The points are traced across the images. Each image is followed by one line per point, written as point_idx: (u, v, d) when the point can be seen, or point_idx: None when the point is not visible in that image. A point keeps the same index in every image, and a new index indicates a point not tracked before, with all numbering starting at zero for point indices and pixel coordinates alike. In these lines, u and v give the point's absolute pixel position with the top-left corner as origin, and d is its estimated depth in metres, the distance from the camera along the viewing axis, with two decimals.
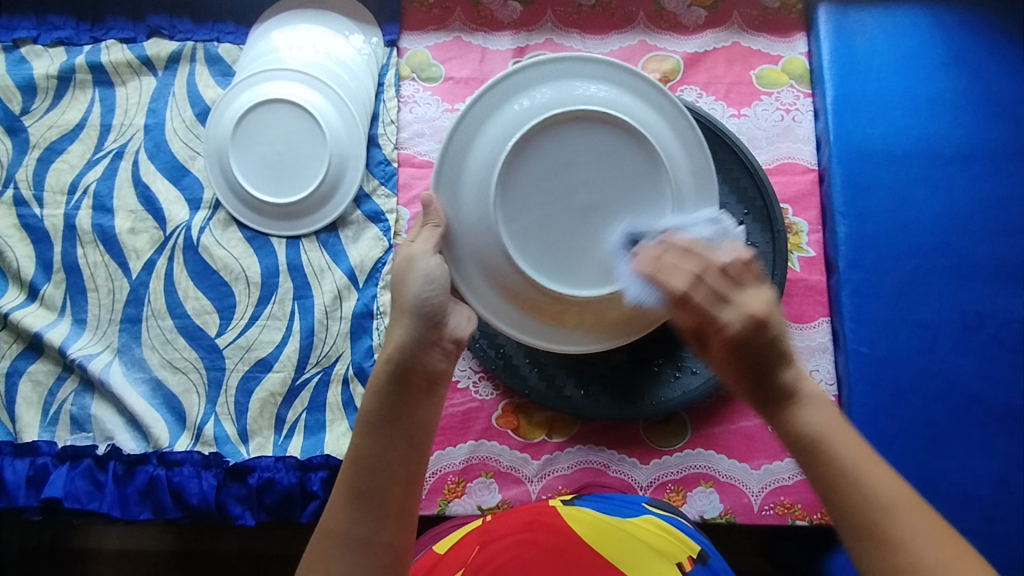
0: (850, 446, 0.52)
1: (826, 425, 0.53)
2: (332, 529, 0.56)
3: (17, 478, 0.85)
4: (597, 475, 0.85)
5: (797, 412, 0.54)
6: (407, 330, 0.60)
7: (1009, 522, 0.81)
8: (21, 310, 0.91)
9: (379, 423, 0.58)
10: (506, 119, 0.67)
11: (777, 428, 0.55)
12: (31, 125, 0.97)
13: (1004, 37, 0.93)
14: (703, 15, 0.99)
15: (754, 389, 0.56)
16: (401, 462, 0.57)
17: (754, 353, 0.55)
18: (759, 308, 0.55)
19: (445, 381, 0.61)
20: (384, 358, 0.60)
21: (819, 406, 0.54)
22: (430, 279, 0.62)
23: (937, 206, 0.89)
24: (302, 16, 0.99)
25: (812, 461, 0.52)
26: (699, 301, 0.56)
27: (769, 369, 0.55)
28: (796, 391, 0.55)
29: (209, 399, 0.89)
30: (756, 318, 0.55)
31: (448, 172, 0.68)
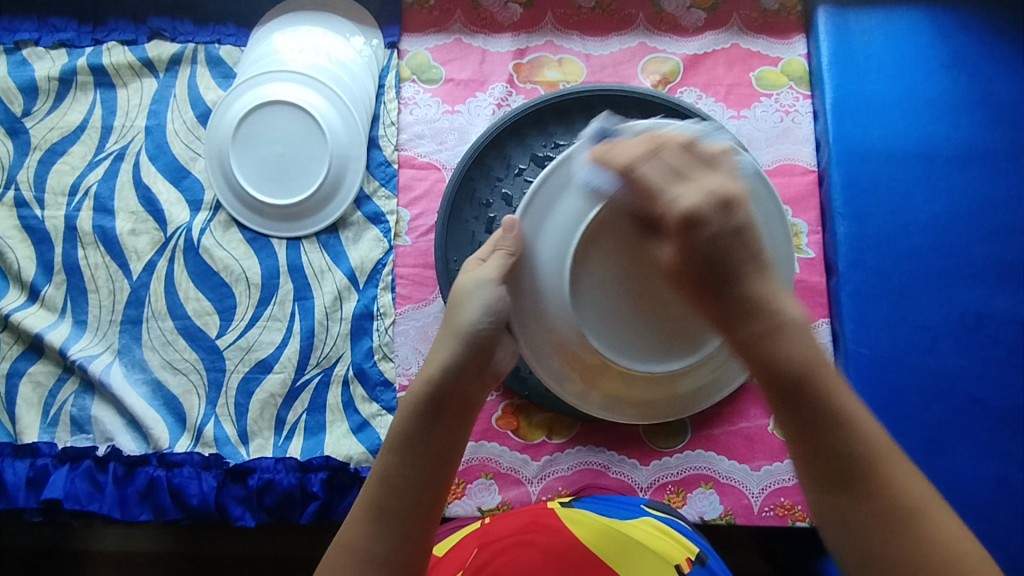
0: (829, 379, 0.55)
1: (811, 357, 0.54)
2: (352, 542, 0.57)
3: (17, 479, 0.85)
4: (596, 476, 0.84)
5: (783, 342, 0.54)
6: (454, 354, 0.61)
7: (1009, 523, 0.81)
8: (22, 311, 0.91)
9: (408, 445, 0.59)
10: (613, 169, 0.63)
11: (756, 355, 0.55)
12: (33, 127, 0.97)
13: (1003, 39, 0.93)
14: (703, 17, 0.99)
15: (722, 297, 0.55)
16: (427, 485, 0.58)
17: (721, 252, 0.54)
18: (726, 191, 0.55)
19: (478, 411, 0.63)
20: (422, 379, 0.61)
21: (802, 335, 0.55)
22: (490, 309, 0.63)
23: (937, 207, 0.89)
24: (303, 18, 0.99)
25: (796, 401, 0.54)
26: (650, 175, 0.56)
27: (740, 275, 0.55)
28: (773, 310, 0.55)
29: (209, 401, 0.89)
30: (717, 199, 0.55)
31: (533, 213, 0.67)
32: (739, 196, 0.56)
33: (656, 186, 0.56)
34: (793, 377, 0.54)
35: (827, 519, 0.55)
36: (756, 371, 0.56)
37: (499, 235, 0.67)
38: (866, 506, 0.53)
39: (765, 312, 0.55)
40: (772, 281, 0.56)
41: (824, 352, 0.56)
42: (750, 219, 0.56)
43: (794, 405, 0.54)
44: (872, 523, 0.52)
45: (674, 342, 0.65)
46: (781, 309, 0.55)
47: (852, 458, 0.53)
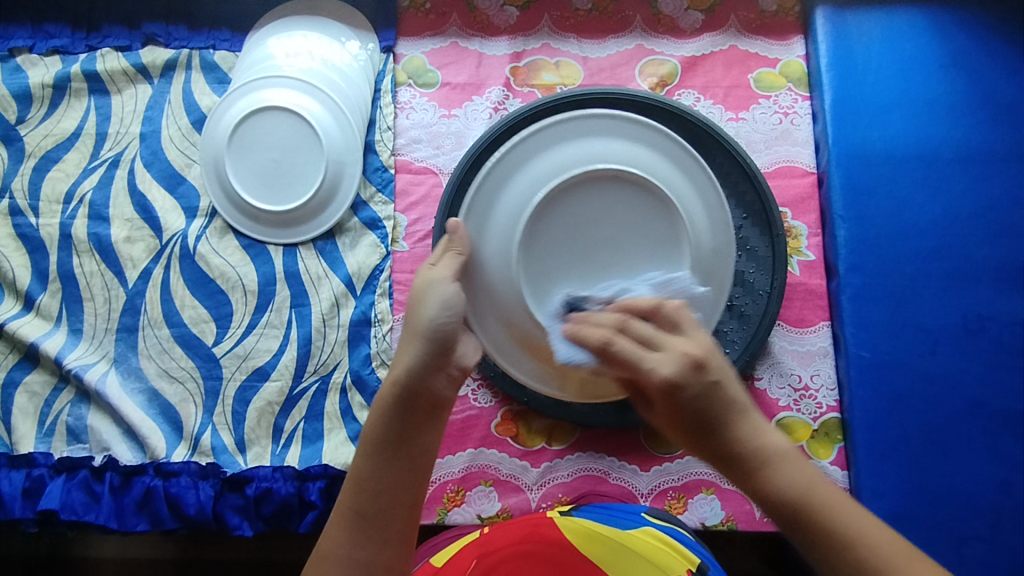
0: (835, 500, 0.53)
1: (803, 483, 0.53)
2: (332, 548, 0.58)
3: (14, 489, 0.84)
4: (597, 483, 0.84)
5: (775, 474, 0.53)
6: (418, 354, 0.60)
7: (1014, 527, 0.80)
8: (17, 320, 0.90)
9: (381, 445, 0.59)
10: (542, 165, 0.72)
11: (754, 492, 0.54)
12: (27, 134, 0.96)
13: (1003, 39, 0.93)
14: (700, 18, 0.99)
15: (707, 447, 0.55)
16: (402, 485, 0.59)
17: (698, 400, 0.54)
18: (694, 352, 0.55)
19: (449, 405, 0.61)
20: (391, 379, 0.60)
21: (789, 463, 0.54)
22: (447, 304, 0.61)
23: (937, 209, 0.89)
24: (298, 23, 0.99)
25: (810, 524, 0.52)
26: (625, 349, 0.57)
27: (723, 422, 0.54)
28: (760, 447, 0.54)
29: (206, 409, 0.88)
30: (692, 361, 0.55)
31: (477, 208, 0.73)
32: (708, 353, 0.56)
33: (634, 359, 0.56)
34: (794, 506, 0.52)
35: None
36: (760, 503, 0.54)
37: (446, 240, 0.68)
38: None
39: (751, 452, 0.54)
40: (751, 418, 0.55)
41: (819, 474, 0.54)
42: (723, 368, 0.56)
43: (804, 535, 0.52)
44: None
45: None
46: (766, 442, 0.54)
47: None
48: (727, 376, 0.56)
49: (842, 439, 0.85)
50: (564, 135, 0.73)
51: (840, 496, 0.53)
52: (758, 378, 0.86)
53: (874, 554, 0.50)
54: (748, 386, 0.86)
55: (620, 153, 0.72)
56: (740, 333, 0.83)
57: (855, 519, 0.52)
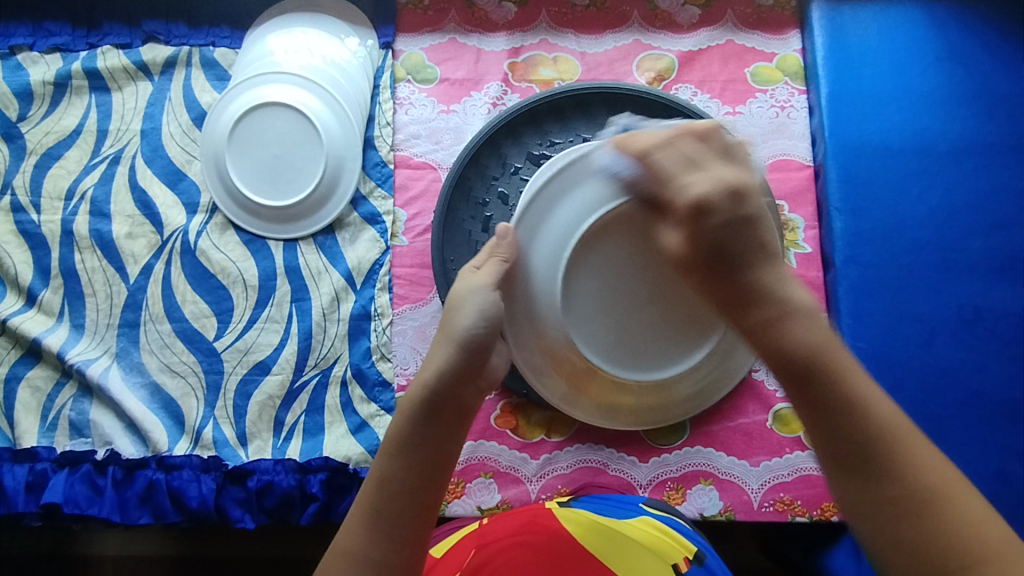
0: (846, 365, 0.55)
1: (822, 342, 0.55)
2: (347, 546, 0.58)
3: (17, 483, 0.85)
4: (596, 474, 0.84)
5: (790, 328, 0.56)
6: (450, 358, 0.63)
7: (1011, 515, 0.80)
8: (20, 315, 0.91)
9: (405, 447, 0.60)
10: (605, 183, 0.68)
11: (764, 341, 0.57)
12: (28, 132, 0.97)
13: (999, 32, 0.93)
14: (697, 13, 0.99)
15: (725, 285, 0.59)
16: (422, 489, 0.59)
17: (724, 235, 0.58)
18: (734, 184, 0.59)
19: (473, 415, 0.64)
20: (419, 383, 0.62)
21: (810, 320, 0.56)
22: (483, 313, 0.65)
23: (933, 201, 0.89)
24: (297, 20, 0.99)
25: (813, 380, 0.55)
26: (666, 164, 0.61)
27: (743, 261, 0.58)
28: (782, 298, 0.57)
29: (208, 403, 0.89)
30: (728, 189, 0.59)
31: (530, 219, 0.71)
32: (746, 189, 0.60)
33: (670, 172, 0.61)
34: (806, 359, 0.55)
35: (852, 505, 0.54)
36: (764, 353, 0.58)
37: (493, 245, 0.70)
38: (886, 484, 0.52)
39: (772, 299, 0.57)
40: (775, 269, 0.59)
41: (836, 339, 0.57)
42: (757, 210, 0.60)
43: (809, 392, 0.55)
44: (898, 508, 0.52)
45: (660, 344, 0.72)
46: (788, 296, 0.57)
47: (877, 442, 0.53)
48: (758, 214, 0.60)
49: None
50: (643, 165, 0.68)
51: (851, 364, 0.56)
52: (755, 369, 0.87)
53: (872, 425, 0.53)
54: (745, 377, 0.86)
55: None
56: None
57: (861, 386, 0.55)
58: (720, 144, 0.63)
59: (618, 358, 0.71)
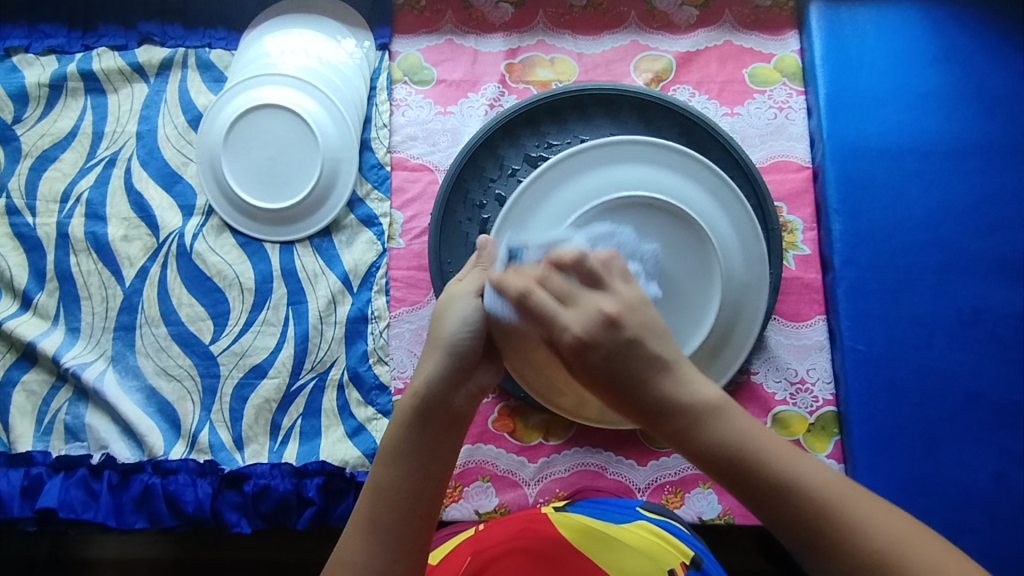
0: (769, 442, 0.47)
1: (741, 434, 0.47)
2: (344, 560, 0.56)
3: (12, 488, 0.85)
4: (594, 477, 0.84)
5: (707, 431, 0.47)
6: (438, 366, 0.57)
7: (1010, 518, 0.80)
8: (15, 318, 0.91)
9: (400, 456, 0.57)
10: (586, 183, 0.75)
11: (691, 451, 0.47)
12: (23, 134, 0.96)
13: (997, 32, 0.93)
14: (694, 14, 0.99)
15: (635, 411, 0.48)
16: (419, 499, 0.56)
17: (612, 362, 0.47)
18: (610, 309, 0.48)
19: (469, 419, 0.59)
20: (409, 391, 0.58)
21: (722, 416, 0.47)
22: (469, 320, 0.58)
23: (932, 201, 0.89)
24: (293, 21, 0.99)
25: (743, 477, 0.46)
26: (540, 304, 0.49)
27: (641, 382, 0.47)
28: (690, 401, 0.47)
29: (204, 407, 0.88)
30: (604, 318, 0.48)
31: (515, 217, 0.75)
32: (626, 311, 0.48)
33: (547, 313, 0.49)
34: (730, 457, 0.47)
35: None
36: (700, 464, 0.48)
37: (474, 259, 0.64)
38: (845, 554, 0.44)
39: (680, 407, 0.47)
40: (678, 371, 0.48)
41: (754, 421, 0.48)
42: (642, 326, 0.48)
43: (743, 490, 0.47)
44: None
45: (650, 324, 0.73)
46: (691, 396, 0.47)
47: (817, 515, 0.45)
48: (644, 330, 0.48)
49: (838, 432, 0.84)
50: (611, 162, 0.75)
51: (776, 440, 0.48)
52: (755, 372, 0.86)
53: (812, 498, 0.45)
54: (744, 379, 0.86)
55: (659, 182, 0.75)
56: None
57: (789, 463, 0.47)
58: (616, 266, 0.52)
59: None
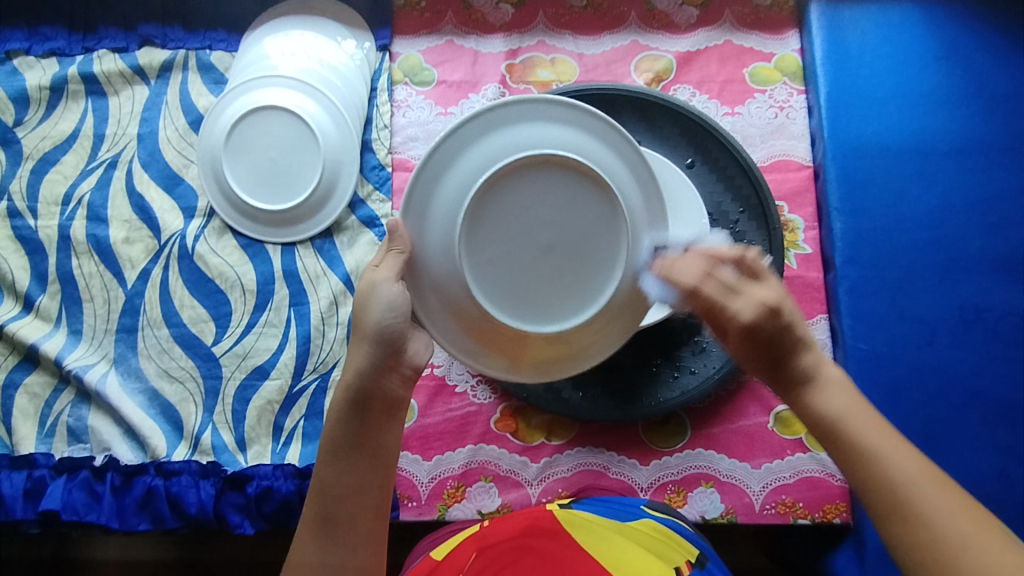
0: (868, 424, 0.54)
1: (841, 412, 0.55)
2: (302, 557, 0.58)
3: (15, 490, 0.85)
4: (597, 477, 0.84)
5: (815, 397, 0.56)
6: (368, 358, 0.59)
7: (1012, 516, 0.80)
8: (17, 321, 0.91)
9: (340, 451, 0.59)
10: (475, 155, 0.60)
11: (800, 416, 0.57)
12: (24, 137, 0.96)
13: (998, 31, 0.93)
14: (694, 14, 0.99)
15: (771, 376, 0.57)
16: (366, 487, 0.59)
17: (770, 346, 0.56)
18: (773, 300, 0.56)
19: (405, 404, 0.61)
20: (343, 384, 0.60)
21: (835, 392, 0.56)
22: (393, 306, 0.59)
23: (933, 200, 0.89)
24: (295, 22, 0.99)
25: (836, 443, 0.55)
26: (709, 295, 0.56)
27: (786, 354, 0.56)
28: (814, 374, 0.56)
29: (207, 408, 0.89)
30: (768, 308, 0.55)
31: (414, 211, 0.61)
32: (783, 299, 0.56)
33: (718, 303, 0.56)
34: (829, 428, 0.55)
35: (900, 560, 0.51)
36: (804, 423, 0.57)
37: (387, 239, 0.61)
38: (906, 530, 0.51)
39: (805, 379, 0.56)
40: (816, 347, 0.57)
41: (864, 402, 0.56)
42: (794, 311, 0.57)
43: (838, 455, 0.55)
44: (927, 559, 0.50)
45: (569, 291, 0.61)
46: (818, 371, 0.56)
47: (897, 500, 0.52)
48: (798, 317, 0.57)
49: None
50: (452, 157, 0.60)
51: (874, 422, 0.55)
52: None
53: (890, 472, 0.52)
54: (745, 379, 0.86)
55: (549, 138, 0.60)
56: None
57: (882, 443, 0.53)
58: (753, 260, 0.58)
59: (543, 315, 0.61)
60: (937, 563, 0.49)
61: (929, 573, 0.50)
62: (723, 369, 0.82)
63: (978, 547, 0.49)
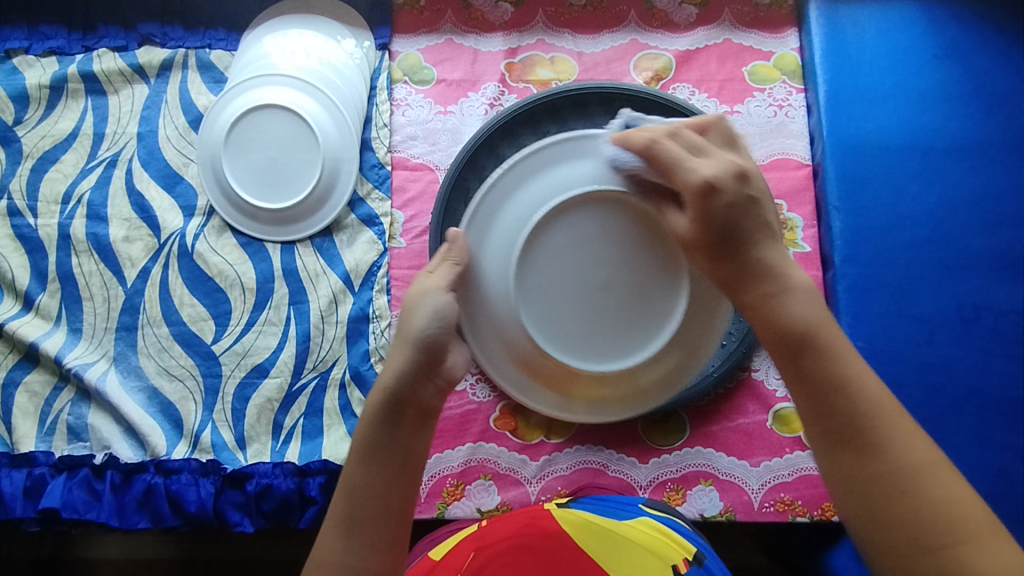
0: (837, 343, 0.54)
1: (813, 324, 0.54)
2: (323, 558, 0.56)
3: (15, 488, 0.85)
4: (596, 475, 0.84)
5: (786, 303, 0.55)
6: (406, 361, 0.56)
7: (1010, 514, 0.80)
8: (17, 319, 0.91)
9: (371, 455, 0.56)
10: (530, 194, 0.63)
11: (764, 318, 0.55)
12: (25, 135, 0.97)
13: (997, 29, 0.93)
14: (694, 13, 0.99)
15: (733, 263, 0.56)
16: (397, 491, 0.56)
17: (729, 214, 0.55)
18: (740, 166, 0.57)
19: (438, 412, 0.59)
20: (377, 388, 0.57)
21: (805, 302, 0.55)
22: (439, 315, 0.57)
23: (932, 198, 0.89)
24: (294, 21, 0.99)
25: (801, 353, 0.54)
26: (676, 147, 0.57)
27: (750, 239, 0.56)
28: (782, 275, 0.56)
29: (206, 407, 0.89)
30: (735, 172, 0.56)
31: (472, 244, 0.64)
32: (747, 172, 0.58)
33: (678, 158, 0.56)
34: (799, 335, 0.54)
35: (835, 479, 0.53)
36: (765, 326, 0.56)
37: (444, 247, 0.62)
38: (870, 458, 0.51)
39: (775, 275, 0.55)
40: (780, 247, 0.57)
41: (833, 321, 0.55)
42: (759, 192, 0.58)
43: (800, 372, 0.54)
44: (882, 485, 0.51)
45: (628, 331, 0.63)
46: (786, 274, 0.56)
47: (854, 423, 0.52)
48: (763, 198, 0.58)
49: None
50: (496, 209, 0.64)
51: (843, 347, 0.54)
52: (756, 369, 0.87)
53: (856, 400, 0.52)
54: (745, 377, 0.86)
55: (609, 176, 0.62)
56: (737, 324, 0.83)
57: (852, 369, 0.53)
58: (722, 138, 0.61)
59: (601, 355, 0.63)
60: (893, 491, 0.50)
61: (880, 497, 0.51)
62: (722, 367, 0.82)
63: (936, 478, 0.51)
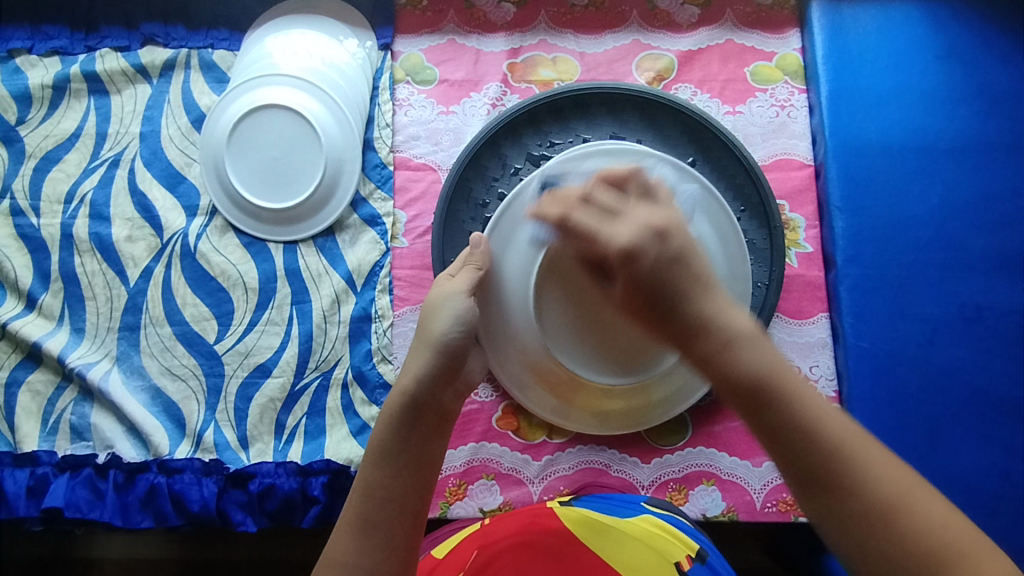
0: (789, 386, 0.55)
1: (765, 371, 0.55)
2: (336, 557, 0.58)
3: (18, 488, 0.85)
4: (598, 475, 0.84)
5: (734, 357, 0.56)
6: (427, 364, 0.64)
7: (1011, 514, 0.80)
8: (20, 319, 0.91)
9: (389, 457, 0.60)
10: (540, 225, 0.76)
11: (716, 375, 0.57)
12: (28, 135, 0.97)
13: (999, 30, 0.93)
14: (696, 13, 0.99)
15: (671, 324, 0.59)
16: (412, 491, 0.59)
17: (648, 278, 0.59)
18: (655, 223, 0.61)
19: (454, 418, 0.65)
20: (398, 392, 0.63)
21: (751, 349, 0.56)
22: (458, 318, 0.66)
23: (934, 199, 0.89)
24: (296, 22, 0.99)
25: (758, 403, 0.55)
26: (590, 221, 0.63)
27: (684, 297, 0.58)
28: (723, 326, 0.57)
29: (209, 406, 0.89)
30: (648, 232, 0.60)
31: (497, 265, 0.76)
32: (665, 225, 0.61)
33: (591, 229, 0.63)
34: (753, 384, 0.55)
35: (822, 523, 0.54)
36: (720, 384, 0.57)
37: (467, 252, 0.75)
38: (847, 497, 0.52)
39: (714, 330, 0.57)
40: (718, 295, 0.59)
41: (781, 361, 0.56)
42: (684, 242, 0.61)
43: (765, 422, 0.55)
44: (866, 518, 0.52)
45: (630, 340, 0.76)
46: (725, 325, 0.57)
47: (824, 464, 0.53)
48: (688, 249, 0.61)
49: None
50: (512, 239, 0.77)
51: (796, 386, 0.55)
52: None
53: (825, 439, 0.53)
54: None
55: None
56: None
57: (812, 409, 0.54)
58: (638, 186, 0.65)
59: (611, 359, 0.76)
60: (883, 517, 0.51)
61: (870, 528, 0.52)
62: None
63: (921, 497, 0.53)
